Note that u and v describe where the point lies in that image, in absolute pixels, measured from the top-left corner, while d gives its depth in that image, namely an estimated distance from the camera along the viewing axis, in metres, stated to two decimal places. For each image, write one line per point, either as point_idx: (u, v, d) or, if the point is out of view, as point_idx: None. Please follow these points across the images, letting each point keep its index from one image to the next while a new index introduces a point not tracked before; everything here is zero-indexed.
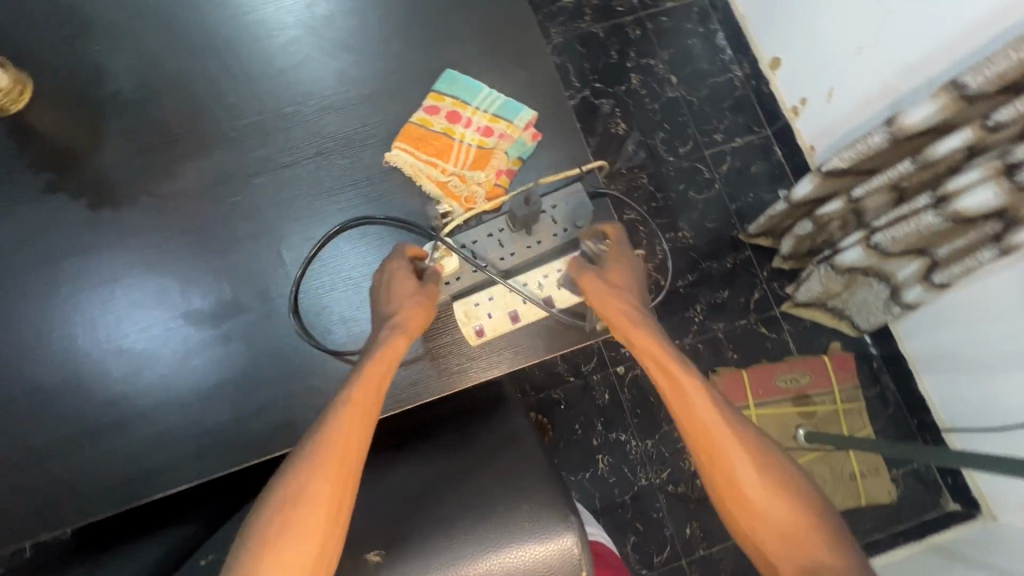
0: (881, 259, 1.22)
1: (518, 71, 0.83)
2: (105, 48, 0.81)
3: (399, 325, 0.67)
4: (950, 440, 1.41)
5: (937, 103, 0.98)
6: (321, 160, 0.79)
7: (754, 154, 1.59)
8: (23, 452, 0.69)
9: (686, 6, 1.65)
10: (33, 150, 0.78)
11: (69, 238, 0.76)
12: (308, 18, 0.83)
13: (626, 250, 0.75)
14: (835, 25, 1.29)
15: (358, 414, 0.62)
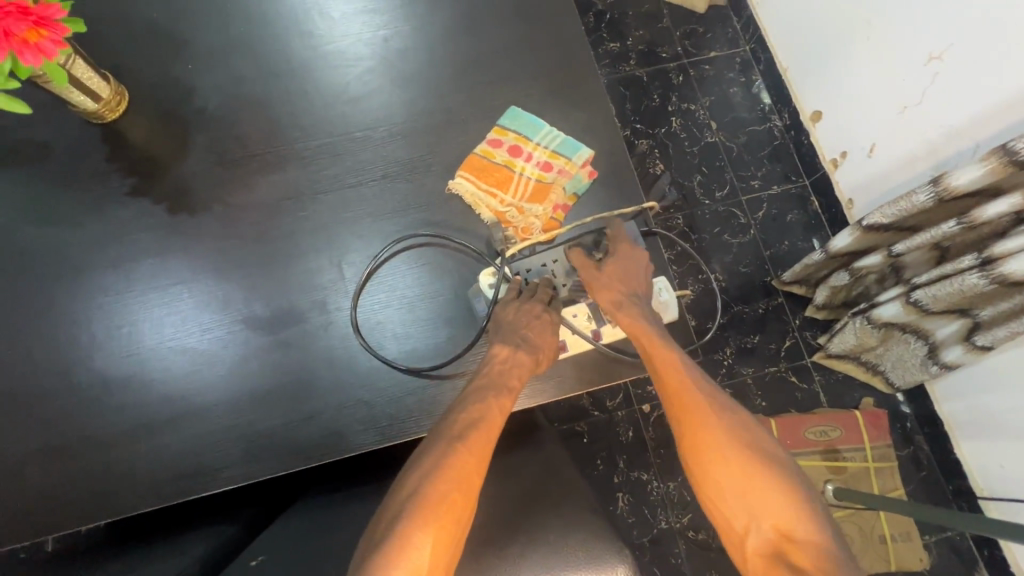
0: (921, 317, 1.21)
1: (576, 111, 0.87)
2: (194, 66, 0.88)
3: (529, 343, 0.72)
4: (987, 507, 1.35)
5: (986, 167, 0.99)
6: (385, 182, 0.84)
7: (790, 203, 1.61)
8: (80, 441, 0.72)
9: (729, 57, 1.70)
10: (120, 155, 0.84)
11: (146, 240, 0.80)
12: (382, 51, 0.89)
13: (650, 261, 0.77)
14: (880, 84, 1.31)
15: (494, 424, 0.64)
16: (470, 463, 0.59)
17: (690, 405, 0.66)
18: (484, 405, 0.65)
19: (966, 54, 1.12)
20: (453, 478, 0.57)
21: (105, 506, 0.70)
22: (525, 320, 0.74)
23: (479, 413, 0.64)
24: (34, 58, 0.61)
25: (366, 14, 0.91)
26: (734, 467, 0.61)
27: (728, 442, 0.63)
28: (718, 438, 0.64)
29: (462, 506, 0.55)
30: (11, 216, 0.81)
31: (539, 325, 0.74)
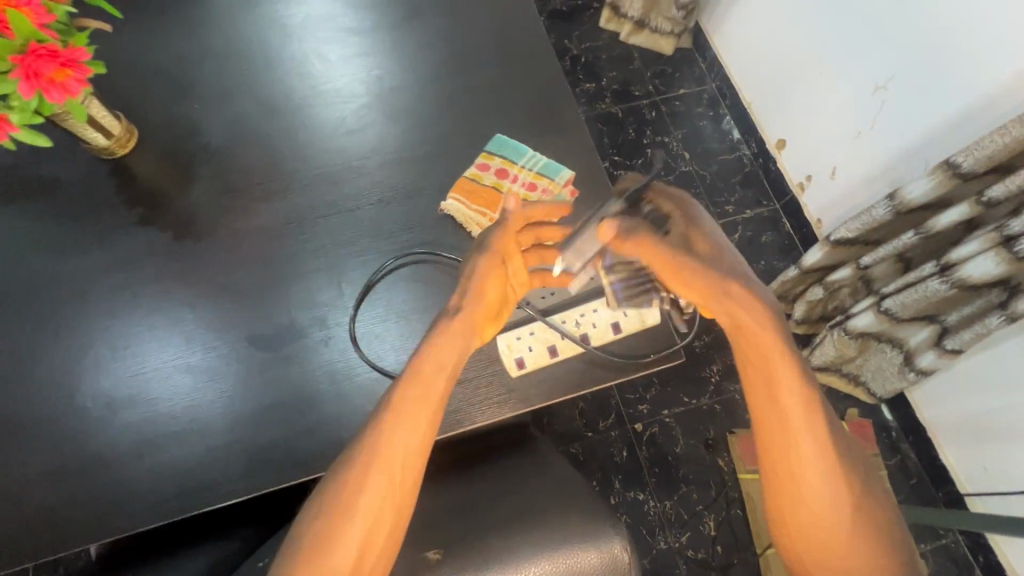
0: (893, 325, 1.27)
1: (558, 138, 0.95)
2: (200, 107, 0.94)
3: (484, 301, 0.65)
4: (973, 504, 1.38)
5: (935, 180, 1.09)
6: (382, 206, 0.89)
7: (764, 225, 1.69)
8: (83, 460, 0.73)
9: (697, 93, 1.82)
10: (128, 190, 0.88)
11: (153, 266, 0.84)
12: (377, 89, 0.97)
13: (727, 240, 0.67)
14: (834, 112, 1.43)
15: (442, 384, 0.58)
16: (404, 436, 0.54)
17: (792, 415, 0.57)
18: (433, 360, 0.59)
19: (906, 83, 1.23)
20: (389, 457, 0.54)
21: (109, 525, 0.71)
22: (476, 272, 0.65)
23: (428, 368, 0.58)
24: (60, 96, 0.66)
25: (360, 58, 0.99)
26: (831, 497, 0.55)
27: (830, 463, 0.56)
28: (823, 461, 0.56)
29: (400, 484, 0.53)
30: (20, 248, 0.84)
31: (488, 275, 0.65)
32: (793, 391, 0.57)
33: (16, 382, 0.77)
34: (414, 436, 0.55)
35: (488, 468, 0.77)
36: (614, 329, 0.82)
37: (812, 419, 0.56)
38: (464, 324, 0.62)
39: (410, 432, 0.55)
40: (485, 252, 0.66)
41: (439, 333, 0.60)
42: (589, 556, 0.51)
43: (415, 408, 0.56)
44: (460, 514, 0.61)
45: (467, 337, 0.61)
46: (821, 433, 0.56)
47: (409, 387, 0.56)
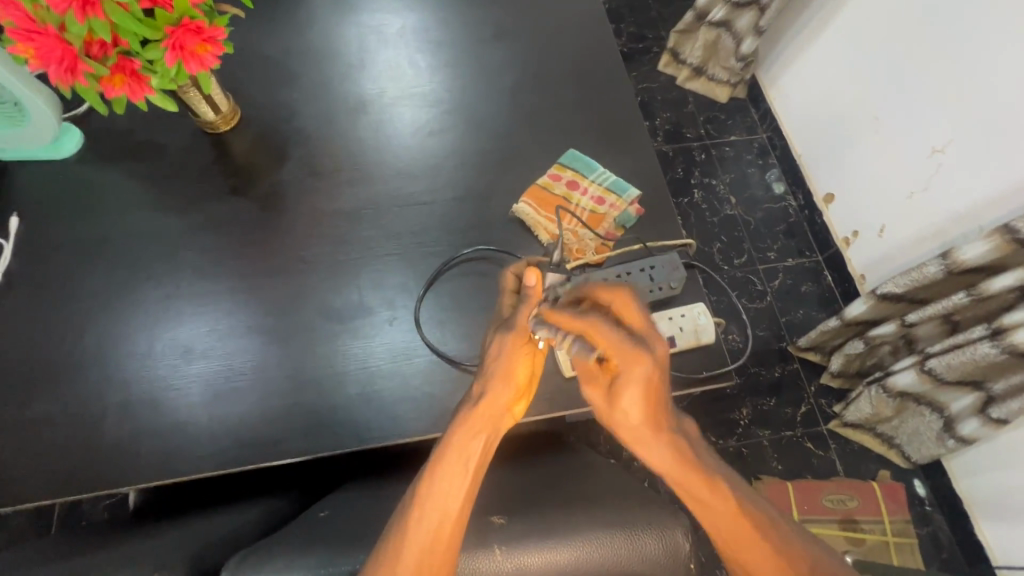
0: (936, 387, 1.22)
1: (627, 160, 1.00)
2: (295, 95, 1.01)
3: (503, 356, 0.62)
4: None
5: (991, 243, 1.07)
6: (456, 203, 0.94)
7: (804, 275, 1.66)
8: (150, 403, 0.77)
9: (747, 141, 1.84)
10: (222, 162, 0.95)
11: (239, 233, 0.90)
12: (461, 97, 1.03)
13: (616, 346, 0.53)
14: (888, 170, 1.44)
15: (476, 458, 0.55)
16: (447, 497, 0.52)
17: (711, 514, 0.54)
18: (462, 442, 0.56)
19: (967, 148, 1.24)
20: (426, 526, 0.50)
21: (170, 465, 0.74)
22: (494, 357, 0.62)
23: (457, 449, 0.55)
24: (196, 67, 0.76)
25: (443, 69, 1.05)
26: (772, 559, 0.52)
27: (757, 528, 0.53)
28: (749, 531, 0.53)
29: (444, 544, 0.50)
30: (122, 204, 0.91)
31: (510, 361, 0.61)
32: (695, 481, 0.55)
33: (105, 322, 0.82)
34: (454, 501, 0.52)
35: (532, 465, 0.78)
36: (669, 342, 0.86)
37: (722, 499, 0.54)
38: (488, 410, 0.59)
39: (451, 495, 0.52)
40: (508, 331, 0.61)
41: (463, 422, 0.58)
42: (651, 544, 0.53)
43: (448, 474, 0.53)
44: (514, 497, 0.64)
45: (494, 425, 0.59)
46: (733, 505, 0.54)
47: (442, 464, 0.54)
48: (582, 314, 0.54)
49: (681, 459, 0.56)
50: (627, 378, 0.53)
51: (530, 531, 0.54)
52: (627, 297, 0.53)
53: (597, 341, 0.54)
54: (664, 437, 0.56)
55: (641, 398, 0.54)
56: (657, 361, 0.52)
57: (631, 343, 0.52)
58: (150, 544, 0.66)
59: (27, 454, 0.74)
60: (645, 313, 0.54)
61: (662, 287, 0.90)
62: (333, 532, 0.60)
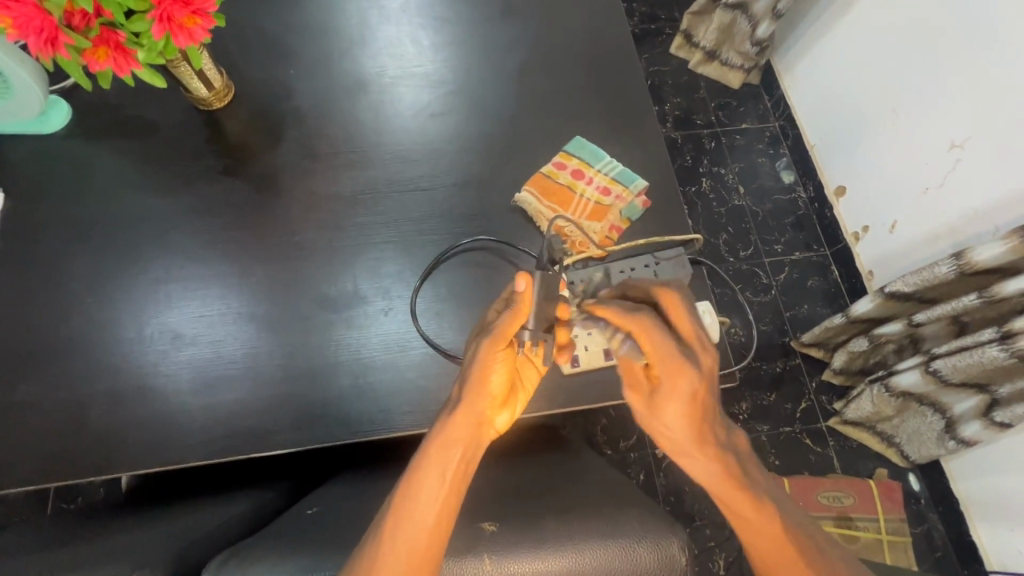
0: (940, 389, 1.19)
1: (635, 148, 0.96)
2: (291, 72, 0.97)
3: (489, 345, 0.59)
4: None
5: (1007, 245, 1.01)
6: (456, 189, 0.91)
7: (811, 269, 1.63)
8: (137, 390, 0.76)
9: (759, 129, 1.79)
10: (216, 140, 0.92)
11: (231, 216, 0.87)
12: (464, 77, 0.99)
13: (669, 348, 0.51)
14: (903, 165, 1.39)
15: (454, 469, 0.53)
16: (423, 509, 0.51)
17: (748, 529, 0.53)
18: (440, 451, 0.54)
19: (987, 144, 1.19)
20: (403, 539, 0.50)
21: (158, 454, 0.73)
22: (475, 359, 0.58)
23: (435, 458, 0.54)
24: (185, 41, 0.73)
25: (447, 47, 1.01)
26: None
27: (801, 552, 0.51)
28: (791, 555, 0.51)
29: (419, 557, 0.49)
30: (111, 182, 0.88)
31: (491, 365, 0.58)
32: (740, 499, 0.52)
33: (93, 305, 0.80)
34: (429, 513, 0.51)
35: (527, 464, 0.77)
36: None
37: (767, 521, 0.52)
38: (468, 416, 0.56)
39: (428, 506, 0.51)
40: (490, 339, 0.58)
41: (441, 430, 0.56)
42: (647, 557, 0.51)
43: (427, 483, 0.52)
44: (505, 501, 0.62)
45: (474, 434, 0.56)
46: (776, 527, 0.52)
47: (419, 474, 0.53)
48: (631, 312, 0.54)
49: (724, 476, 0.52)
50: (669, 389, 0.51)
51: (517, 541, 0.52)
52: (675, 299, 0.54)
53: (645, 344, 0.53)
54: (711, 453, 0.52)
55: (683, 411, 0.51)
56: (703, 375, 0.50)
57: (677, 352, 0.50)
58: (134, 537, 0.65)
59: (14, 440, 0.73)
60: (695, 319, 0.53)
61: (667, 285, 0.87)
62: (321, 533, 0.59)
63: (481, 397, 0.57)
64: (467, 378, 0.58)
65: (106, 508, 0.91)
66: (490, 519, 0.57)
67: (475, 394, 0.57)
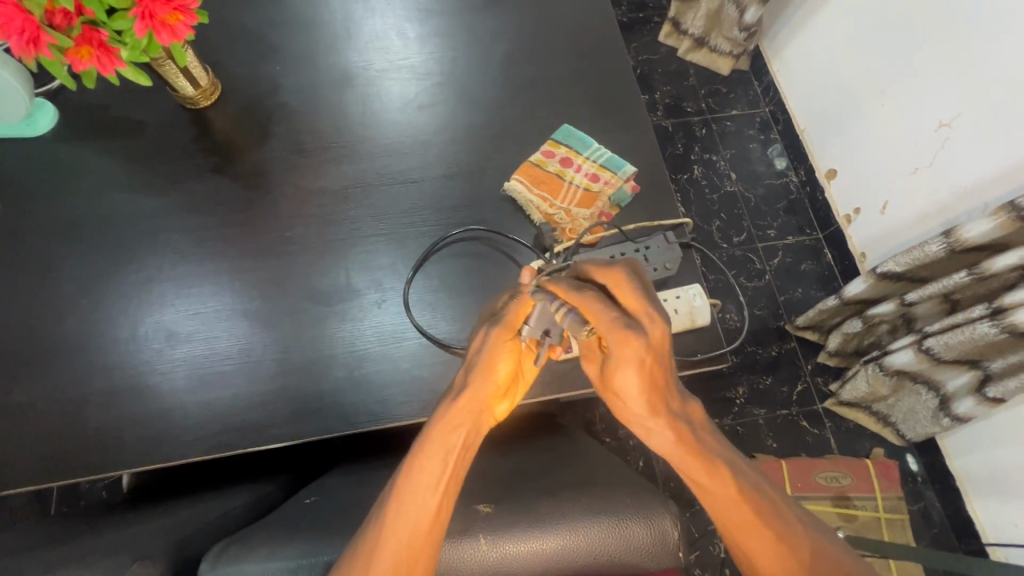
0: (933, 367, 1.20)
1: (623, 135, 0.96)
2: (277, 68, 0.97)
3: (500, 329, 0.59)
4: (993, 553, 1.29)
5: (996, 221, 1.01)
6: (446, 180, 0.91)
7: (804, 253, 1.64)
8: (133, 389, 0.76)
9: (749, 115, 1.79)
10: (204, 138, 0.92)
11: (222, 214, 0.87)
12: (451, 69, 0.99)
13: (613, 316, 0.49)
14: (893, 145, 1.39)
15: (455, 455, 0.53)
16: (425, 493, 0.51)
17: (708, 496, 0.54)
18: (443, 435, 0.54)
19: (975, 122, 1.20)
20: (403, 524, 0.49)
21: (157, 451, 0.73)
22: (481, 347, 0.59)
23: (438, 443, 0.53)
24: (168, 38, 0.73)
25: (433, 39, 1.01)
26: (774, 544, 0.52)
27: (756, 513, 0.53)
28: (750, 518, 0.53)
29: (423, 540, 0.49)
30: (100, 183, 0.88)
31: (497, 353, 0.59)
32: (697, 465, 0.54)
33: (87, 306, 0.80)
34: (431, 499, 0.51)
35: (524, 450, 0.78)
36: None
37: (724, 485, 0.53)
38: (471, 402, 0.56)
39: (428, 492, 0.51)
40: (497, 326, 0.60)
41: (444, 415, 0.55)
42: (641, 533, 0.54)
43: (428, 466, 0.52)
44: (501, 485, 0.63)
45: (476, 421, 0.56)
46: (734, 492, 0.53)
47: (420, 459, 0.52)
48: (578, 289, 0.52)
49: (679, 443, 0.54)
50: (619, 357, 0.50)
51: (517, 522, 0.54)
52: (619, 274, 0.52)
53: (590, 317, 0.51)
54: (664, 419, 0.54)
55: (636, 374, 0.50)
56: (651, 345, 0.49)
57: (622, 323, 0.49)
58: (134, 533, 0.65)
59: (12, 441, 0.73)
60: (643, 289, 0.51)
61: (658, 268, 0.88)
62: (320, 521, 0.60)
63: (487, 386, 0.58)
64: (474, 368, 0.58)
65: (107, 509, 0.92)
66: (486, 501, 0.58)
67: (482, 383, 0.57)
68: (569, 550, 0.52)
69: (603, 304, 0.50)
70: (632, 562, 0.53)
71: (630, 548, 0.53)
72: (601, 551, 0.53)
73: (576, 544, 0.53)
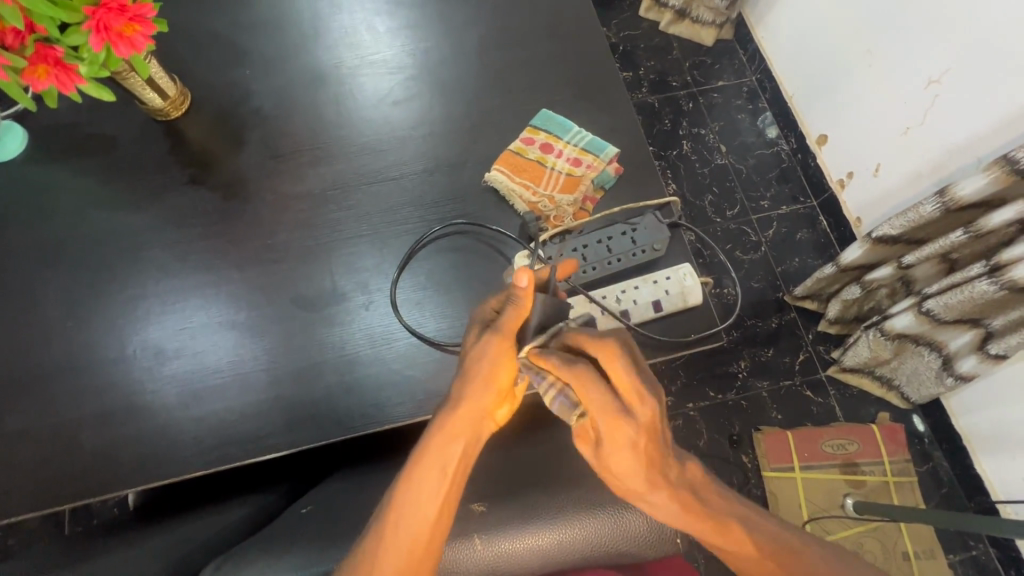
0: (934, 328, 1.18)
1: (603, 116, 0.95)
2: (246, 73, 0.95)
3: (497, 329, 0.59)
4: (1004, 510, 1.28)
5: (990, 176, 0.99)
6: (426, 175, 0.90)
7: (799, 222, 1.62)
8: (126, 408, 0.76)
9: (736, 85, 1.76)
10: (177, 149, 0.90)
11: (203, 225, 0.86)
12: (423, 61, 0.97)
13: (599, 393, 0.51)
14: (882, 106, 1.36)
15: (455, 463, 0.54)
16: (426, 501, 0.52)
17: (729, 555, 0.54)
18: (444, 444, 0.55)
19: (965, 76, 1.17)
20: (405, 529, 0.51)
21: (155, 469, 0.73)
22: (478, 352, 0.58)
23: (437, 451, 0.54)
24: (127, 50, 0.71)
25: (404, 31, 0.98)
26: None
27: (784, 567, 0.53)
28: (768, 567, 0.53)
29: (423, 543, 0.51)
30: (75, 204, 0.86)
31: (489, 360, 0.58)
32: (708, 531, 0.54)
33: (73, 329, 0.80)
34: (432, 506, 0.52)
35: (523, 443, 0.77)
36: (654, 307, 0.83)
37: (740, 543, 0.53)
38: (470, 410, 0.57)
39: (430, 498, 0.52)
40: (496, 335, 0.59)
41: (444, 423, 0.56)
42: (637, 520, 0.58)
43: (427, 476, 0.53)
44: (498, 484, 0.64)
45: (475, 429, 0.57)
46: (751, 551, 0.53)
47: (421, 468, 0.53)
48: (570, 365, 0.53)
49: (687, 513, 0.53)
50: (609, 442, 0.51)
51: (520, 517, 0.57)
52: (611, 349, 0.52)
53: (583, 398, 0.52)
54: (665, 496, 0.53)
55: (632, 463, 0.51)
56: (640, 425, 0.50)
57: (612, 406, 0.50)
58: (133, 556, 0.66)
59: (9, 468, 0.73)
60: (633, 371, 0.51)
61: (646, 250, 0.87)
62: (319, 533, 0.60)
63: (485, 396, 0.57)
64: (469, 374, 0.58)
65: (114, 528, 0.92)
66: (482, 498, 0.61)
67: (482, 393, 0.57)
68: (571, 539, 0.56)
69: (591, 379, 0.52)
70: (630, 547, 0.57)
71: (629, 533, 0.57)
72: (600, 537, 0.57)
73: (577, 533, 0.56)
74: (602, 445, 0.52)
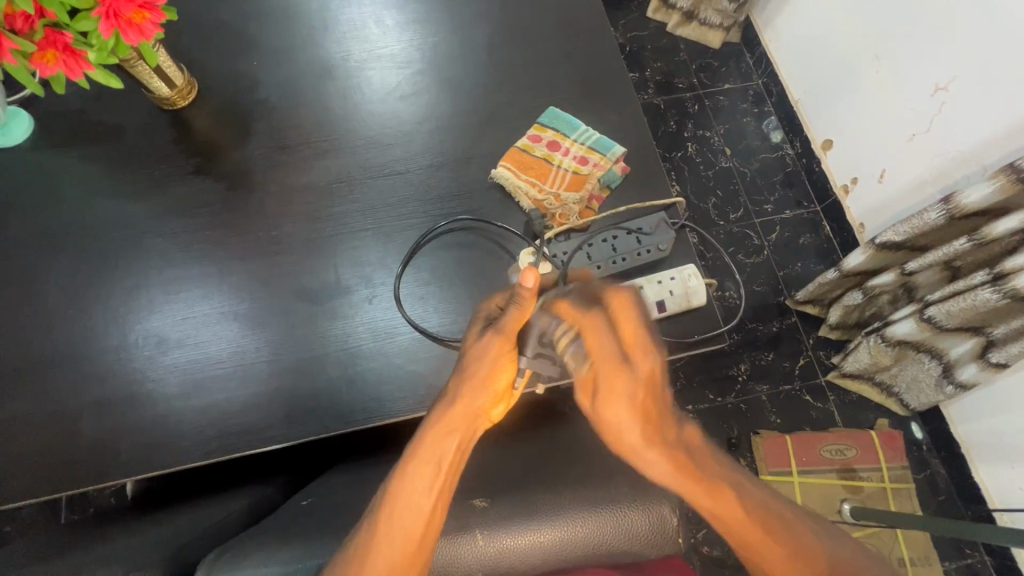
0: (935, 335, 1.17)
1: (611, 115, 0.94)
2: (253, 64, 0.94)
3: (496, 329, 0.60)
4: (1001, 518, 1.29)
5: (996, 185, 0.98)
6: (432, 171, 0.90)
7: (802, 226, 1.61)
8: (126, 396, 0.75)
9: (743, 88, 1.76)
10: (183, 138, 0.90)
11: (208, 215, 0.86)
12: (430, 56, 0.96)
13: (606, 338, 0.54)
14: (888, 112, 1.36)
15: (449, 458, 0.55)
16: (419, 497, 0.52)
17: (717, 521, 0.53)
18: (437, 440, 0.56)
19: (973, 84, 1.16)
20: (398, 525, 0.51)
21: (154, 458, 0.73)
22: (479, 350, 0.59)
23: (431, 447, 0.55)
24: (135, 37, 0.71)
25: (413, 26, 0.98)
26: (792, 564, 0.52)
27: (774, 538, 0.52)
28: (759, 537, 0.52)
29: (419, 539, 0.51)
30: (80, 191, 0.86)
31: (490, 358, 0.60)
32: (701, 494, 0.53)
33: (75, 315, 0.79)
34: (425, 500, 0.53)
35: (521, 441, 0.77)
36: (658, 307, 0.83)
37: (733, 510, 0.52)
38: (466, 407, 0.59)
39: (423, 494, 0.53)
40: (496, 335, 0.60)
41: (440, 418, 0.58)
42: (639, 519, 0.58)
43: (420, 472, 0.54)
44: (498, 481, 0.64)
45: (471, 425, 0.58)
46: (743, 517, 0.52)
47: (415, 464, 0.54)
48: (585, 309, 0.56)
49: (680, 473, 0.54)
50: (608, 387, 0.54)
51: (521, 514, 0.57)
52: (624, 298, 0.54)
53: (592, 341, 0.55)
54: (660, 451, 0.54)
55: (627, 409, 0.54)
56: (639, 374, 0.54)
57: (613, 352, 0.54)
58: (131, 545, 0.66)
59: (7, 455, 0.73)
60: (644, 321, 0.55)
61: (652, 251, 0.87)
62: (317, 525, 0.61)
63: (481, 395, 0.60)
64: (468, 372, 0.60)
65: (111, 517, 0.92)
66: (483, 495, 0.61)
67: (478, 392, 0.60)
68: (573, 537, 0.56)
69: (600, 325, 0.55)
70: (633, 547, 0.57)
71: (630, 532, 0.57)
72: (602, 535, 0.57)
73: (578, 532, 0.56)
74: (600, 391, 0.55)
